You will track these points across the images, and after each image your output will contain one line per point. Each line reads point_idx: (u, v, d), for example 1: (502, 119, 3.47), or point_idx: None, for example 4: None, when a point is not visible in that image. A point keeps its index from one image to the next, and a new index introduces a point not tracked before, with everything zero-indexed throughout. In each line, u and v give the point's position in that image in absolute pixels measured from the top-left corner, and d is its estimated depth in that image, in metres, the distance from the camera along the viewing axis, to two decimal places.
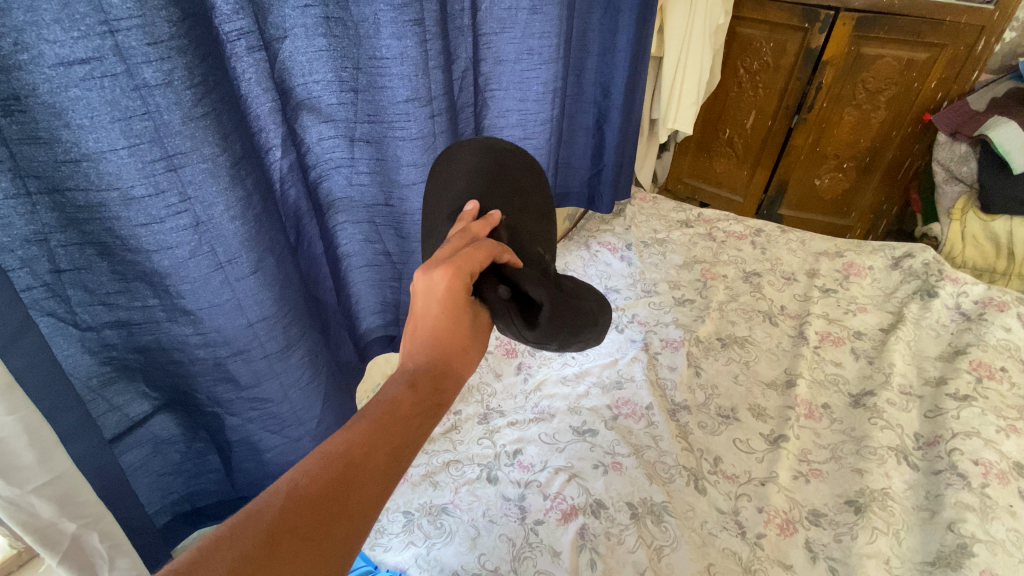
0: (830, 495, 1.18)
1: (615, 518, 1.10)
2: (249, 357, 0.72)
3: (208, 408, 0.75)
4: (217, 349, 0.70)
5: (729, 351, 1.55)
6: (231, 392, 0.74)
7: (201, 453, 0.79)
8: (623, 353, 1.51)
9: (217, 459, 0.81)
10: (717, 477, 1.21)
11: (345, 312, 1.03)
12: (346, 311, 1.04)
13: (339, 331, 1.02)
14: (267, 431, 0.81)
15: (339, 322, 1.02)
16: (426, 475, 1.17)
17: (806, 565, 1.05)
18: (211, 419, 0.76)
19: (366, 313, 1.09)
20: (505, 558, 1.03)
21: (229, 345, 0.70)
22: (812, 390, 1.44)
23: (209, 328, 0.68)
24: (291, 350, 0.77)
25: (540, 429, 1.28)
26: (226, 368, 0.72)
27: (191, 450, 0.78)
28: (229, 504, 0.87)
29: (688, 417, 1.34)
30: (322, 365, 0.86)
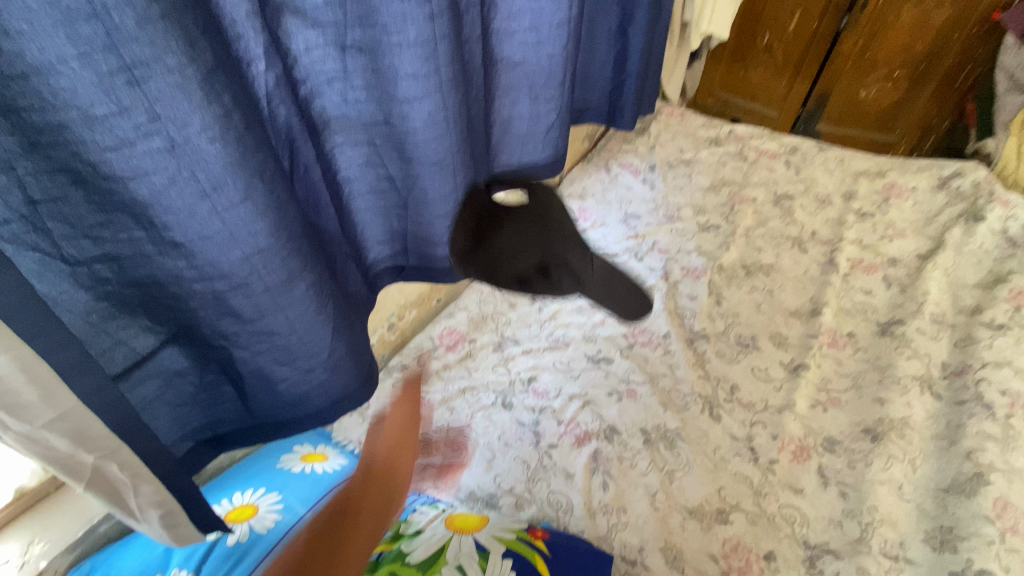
0: (848, 424, 1.15)
1: (628, 443, 1.11)
2: (250, 292, 0.61)
3: (214, 341, 0.66)
4: (215, 281, 0.59)
5: (753, 280, 1.48)
6: (236, 326, 0.64)
7: (216, 384, 0.73)
8: (641, 282, 1.46)
9: (232, 390, 0.74)
10: (732, 405, 1.19)
11: (351, 247, 0.93)
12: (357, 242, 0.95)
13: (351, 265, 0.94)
14: (279, 364, 0.70)
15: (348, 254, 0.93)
16: (442, 401, 1.19)
17: (817, 490, 1.04)
18: (218, 352, 0.68)
19: (373, 243, 0.98)
20: (520, 479, 1.06)
21: (228, 279, 0.59)
22: (837, 319, 1.40)
23: (204, 261, 0.57)
24: (295, 279, 0.64)
25: (554, 358, 1.28)
26: (227, 302, 0.61)
27: (204, 381, 0.72)
28: (253, 435, 0.81)
29: (706, 346, 1.31)
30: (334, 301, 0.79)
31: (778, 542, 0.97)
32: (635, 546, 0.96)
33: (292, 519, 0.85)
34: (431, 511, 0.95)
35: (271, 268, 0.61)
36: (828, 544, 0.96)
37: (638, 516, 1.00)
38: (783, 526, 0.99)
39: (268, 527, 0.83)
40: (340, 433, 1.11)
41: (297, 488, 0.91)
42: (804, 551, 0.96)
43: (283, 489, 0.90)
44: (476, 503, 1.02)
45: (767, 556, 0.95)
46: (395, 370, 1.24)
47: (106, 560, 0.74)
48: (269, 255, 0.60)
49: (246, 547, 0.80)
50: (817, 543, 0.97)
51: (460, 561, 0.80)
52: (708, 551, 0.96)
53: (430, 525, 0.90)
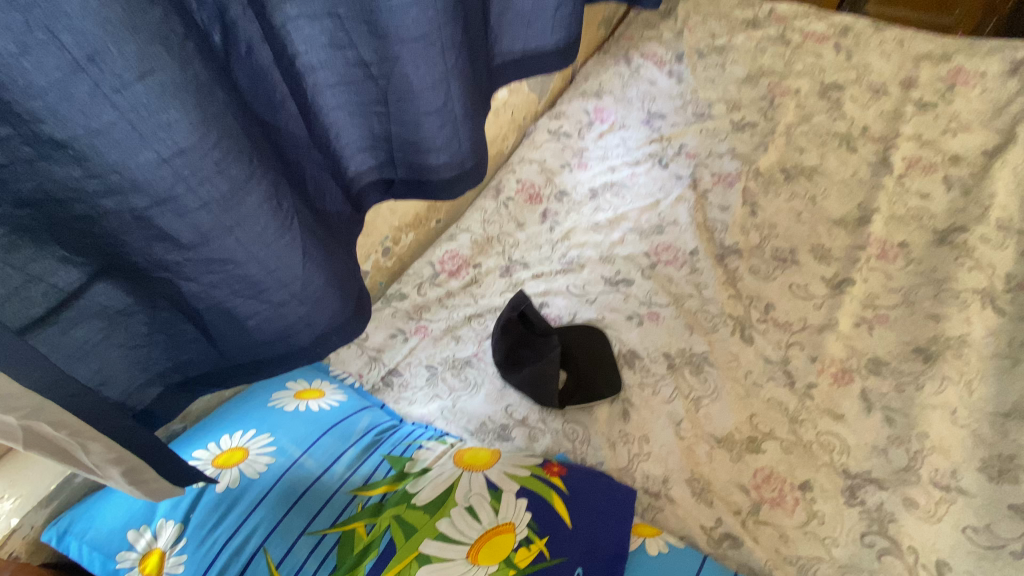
0: (896, 343, 1.03)
1: (650, 369, 1.01)
2: (182, 208, 0.46)
3: (151, 272, 0.52)
4: (128, 196, 0.44)
5: (793, 186, 1.30)
6: (175, 253, 0.50)
7: (172, 321, 0.59)
8: (666, 193, 1.30)
9: (194, 328, 0.61)
10: (767, 326, 1.08)
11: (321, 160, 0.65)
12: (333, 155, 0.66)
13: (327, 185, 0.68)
14: (241, 298, 0.56)
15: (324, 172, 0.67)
16: (447, 330, 1.09)
17: (860, 416, 0.95)
18: (161, 286, 0.54)
19: (351, 152, 0.68)
20: (533, 409, 0.97)
21: (147, 192, 0.44)
22: (888, 228, 1.23)
23: (105, 168, 0.41)
24: (246, 192, 0.48)
25: (567, 281, 1.16)
26: (153, 223, 0.46)
27: (157, 319, 0.58)
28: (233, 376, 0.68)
29: (739, 262, 1.17)
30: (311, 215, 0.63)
31: (814, 471, 0.90)
32: (658, 477, 0.89)
33: (285, 461, 0.78)
34: (439, 446, 0.86)
35: (212, 184, 0.45)
36: (871, 473, 0.88)
37: (662, 447, 0.92)
38: (821, 455, 0.91)
39: (259, 471, 0.76)
40: (337, 366, 1.02)
41: (290, 428, 0.83)
42: (844, 480, 0.88)
43: (275, 430, 0.83)
44: (487, 436, 0.93)
45: (802, 486, 0.88)
46: (394, 299, 1.12)
47: (85, 513, 0.71)
48: (205, 164, 0.44)
49: (236, 493, 0.74)
50: (858, 471, 0.89)
51: (469, 502, 0.73)
52: (738, 482, 0.89)
53: (438, 463, 0.82)
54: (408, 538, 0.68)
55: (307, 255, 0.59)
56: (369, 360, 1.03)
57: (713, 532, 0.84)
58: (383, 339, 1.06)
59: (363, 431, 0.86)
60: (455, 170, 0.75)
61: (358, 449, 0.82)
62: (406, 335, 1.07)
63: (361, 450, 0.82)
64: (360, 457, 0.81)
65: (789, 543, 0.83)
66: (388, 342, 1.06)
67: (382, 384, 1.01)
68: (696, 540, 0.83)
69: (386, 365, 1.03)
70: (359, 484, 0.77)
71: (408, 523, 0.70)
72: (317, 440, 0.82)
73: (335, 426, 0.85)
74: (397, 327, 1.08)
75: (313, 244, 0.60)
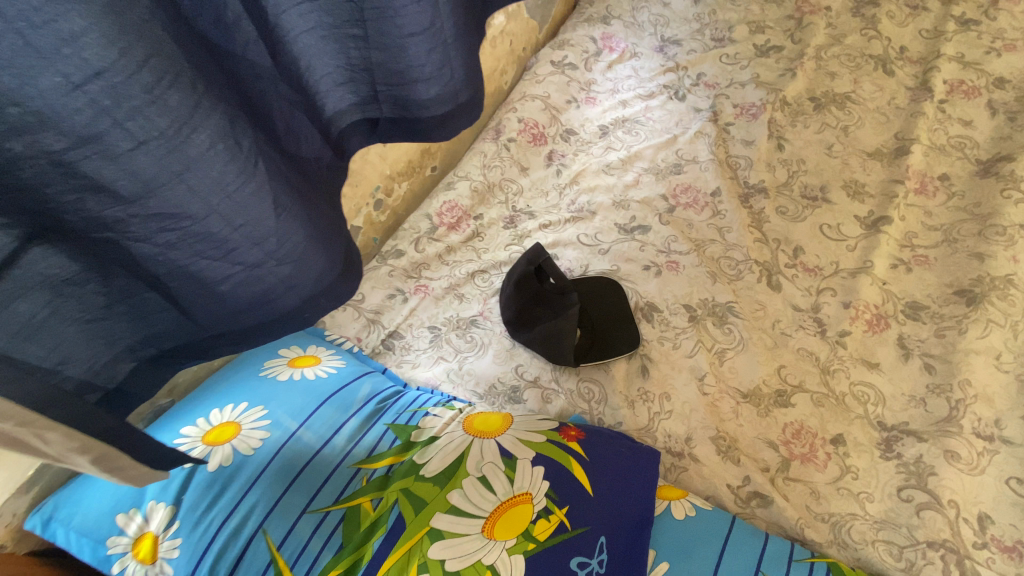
0: (936, 286, 0.95)
1: (670, 322, 0.94)
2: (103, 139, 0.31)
3: (91, 230, 0.36)
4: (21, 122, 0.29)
5: (824, 116, 1.18)
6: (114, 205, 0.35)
7: (133, 291, 0.43)
8: (684, 128, 1.20)
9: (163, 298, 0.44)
10: (795, 271, 0.99)
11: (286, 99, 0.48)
12: (302, 92, 0.49)
13: (300, 134, 0.52)
14: (216, 263, 0.42)
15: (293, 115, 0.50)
16: (450, 288, 1.01)
17: (897, 364, 0.88)
18: (109, 250, 0.38)
19: (327, 86, 0.50)
20: (545, 368, 0.90)
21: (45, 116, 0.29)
22: (928, 159, 1.11)
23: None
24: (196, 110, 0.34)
25: (577, 230, 1.06)
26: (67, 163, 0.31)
27: (115, 290, 0.41)
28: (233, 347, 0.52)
29: (765, 203, 1.08)
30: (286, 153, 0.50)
31: (847, 424, 0.84)
32: (681, 436, 0.84)
33: (281, 435, 0.72)
34: (447, 413, 0.80)
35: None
36: (908, 425, 0.83)
37: (684, 404, 0.86)
38: (854, 407, 0.85)
39: (254, 447, 0.71)
40: (333, 331, 0.95)
41: (285, 400, 0.77)
42: (879, 433, 0.83)
43: (268, 401, 0.76)
44: (498, 398, 0.87)
45: (835, 441, 0.83)
46: (391, 257, 1.04)
47: (70, 499, 0.68)
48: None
49: (231, 471, 0.68)
50: (894, 423, 0.83)
51: (482, 472, 0.67)
52: (766, 438, 0.84)
53: (446, 430, 0.76)
54: (418, 513, 0.64)
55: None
56: (366, 323, 0.96)
57: (740, 491, 0.79)
58: (380, 300, 0.98)
59: (364, 400, 0.80)
60: (450, 104, 0.58)
61: (360, 420, 0.76)
62: (405, 296, 0.99)
63: (363, 421, 0.76)
64: (362, 428, 0.75)
65: (821, 500, 0.79)
66: (386, 303, 0.98)
67: (382, 347, 0.94)
68: (722, 499, 0.79)
69: (386, 327, 0.96)
70: (363, 456, 0.71)
71: (417, 497, 0.65)
72: (315, 412, 0.75)
73: (333, 395, 0.79)
74: (395, 287, 1.00)
75: (287, 192, 0.48)
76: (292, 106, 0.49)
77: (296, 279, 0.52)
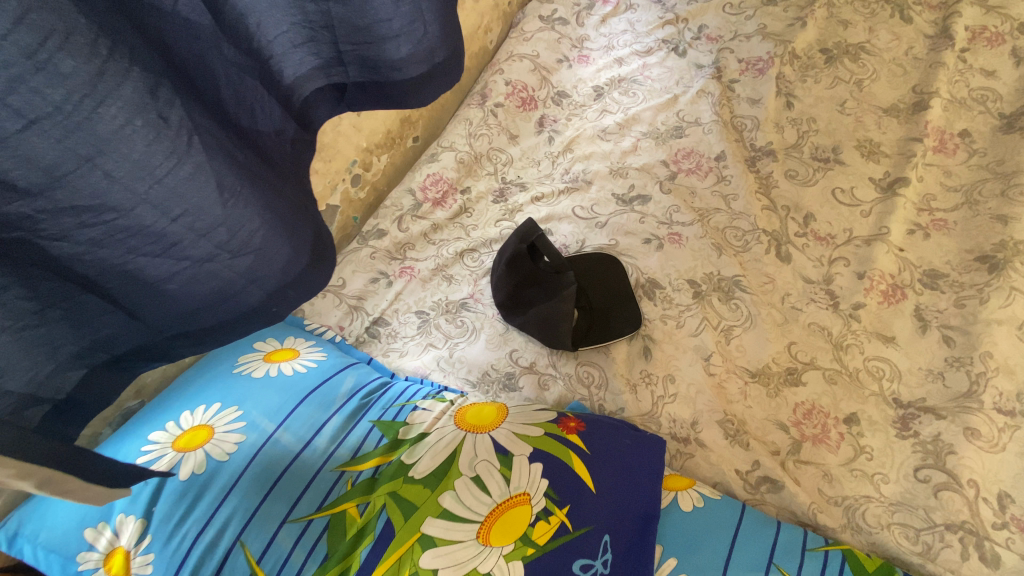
0: (955, 252, 0.89)
1: (673, 299, 0.88)
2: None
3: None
4: None
5: (836, 69, 1.09)
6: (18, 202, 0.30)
7: (73, 295, 0.36)
8: (685, 87, 1.11)
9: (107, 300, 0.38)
10: (806, 240, 0.93)
11: (235, 62, 0.39)
12: (253, 54, 0.40)
13: (252, 106, 0.41)
14: (152, 259, 0.37)
15: (244, 84, 0.40)
16: (437, 270, 0.94)
17: (913, 337, 0.83)
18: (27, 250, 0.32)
19: (280, 51, 0.40)
20: (542, 353, 0.85)
21: None
22: (947, 114, 1.03)
23: None
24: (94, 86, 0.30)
25: (572, 202, 0.99)
26: None
27: (50, 294, 0.35)
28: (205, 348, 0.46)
29: (773, 166, 1.00)
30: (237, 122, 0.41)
31: (862, 402, 0.80)
32: (687, 420, 0.79)
33: (258, 438, 0.67)
34: (437, 406, 0.74)
35: (33, 89, 0.28)
36: (926, 401, 0.78)
37: (689, 386, 0.81)
38: (869, 384, 0.81)
39: (228, 451, 0.66)
40: (313, 319, 0.88)
41: (261, 399, 0.72)
42: (895, 411, 0.78)
43: (243, 401, 0.71)
44: (492, 386, 0.82)
45: (848, 420, 0.79)
46: (372, 237, 0.96)
47: (35, 514, 0.63)
48: (6, 53, 0.26)
49: (206, 480, 0.63)
50: (911, 400, 0.79)
51: (476, 471, 0.63)
52: (776, 419, 0.80)
53: (437, 426, 0.71)
54: (408, 518, 0.59)
55: (228, 189, 0.40)
56: (348, 310, 0.89)
57: (749, 476, 0.75)
58: (363, 285, 0.92)
59: (347, 394, 0.74)
60: (429, 65, 0.50)
61: (343, 417, 0.71)
62: (389, 279, 0.93)
63: (346, 418, 0.71)
64: (345, 426, 0.70)
65: (834, 483, 0.75)
66: (369, 288, 0.92)
67: (367, 336, 0.88)
68: (731, 486, 0.75)
69: (370, 314, 0.89)
70: (347, 458, 0.66)
71: (406, 501, 0.61)
72: (294, 411, 0.70)
73: (313, 391, 0.73)
74: (379, 271, 0.93)
75: (236, 169, 0.41)
76: (242, 72, 0.40)
77: (258, 271, 0.44)
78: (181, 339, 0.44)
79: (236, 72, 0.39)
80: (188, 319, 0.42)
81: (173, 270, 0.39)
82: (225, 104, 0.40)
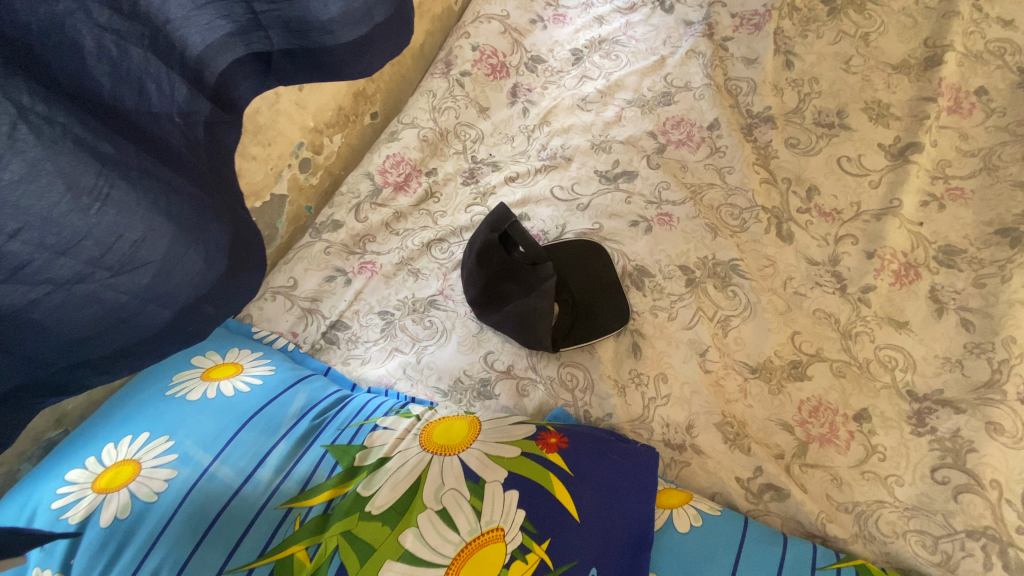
0: (973, 225, 0.80)
1: (664, 289, 0.79)
2: None
3: None
4: None
5: (840, 22, 0.97)
6: None
7: None
8: (673, 47, 1.00)
9: None
10: (809, 216, 0.84)
11: (111, 27, 0.29)
12: (139, 17, 0.30)
13: (141, 80, 0.32)
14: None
15: (130, 54, 0.31)
16: (402, 264, 0.84)
17: (928, 322, 0.75)
18: None
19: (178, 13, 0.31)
20: (521, 354, 0.76)
21: None
22: (961, 70, 0.91)
23: None
24: None
25: (550, 182, 0.89)
26: None
27: None
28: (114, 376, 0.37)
29: (772, 134, 0.90)
30: (116, 103, 0.31)
31: (873, 397, 0.72)
32: (681, 424, 0.71)
33: (190, 472, 0.58)
34: (401, 424, 0.66)
35: None
36: (942, 394, 0.71)
37: (684, 386, 0.73)
38: (880, 375, 0.73)
39: (156, 491, 0.56)
40: (262, 326, 0.79)
41: (196, 425, 0.63)
42: (910, 405, 0.71)
43: (175, 429, 0.62)
44: (465, 395, 0.73)
45: (858, 417, 0.71)
46: (326, 230, 0.86)
47: None
48: None
49: (129, 525, 0.54)
50: (926, 393, 0.72)
51: (442, 504, 0.54)
52: (780, 419, 0.72)
53: (399, 448, 0.62)
54: (364, 563, 0.50)
55: (87, 189, 0.30)
56: (302, 314, 0.80)
57: (751, 484, 0.68)
58: (317, 285, 0.82)
59: (297, 414, 0.66)
60: (370, 26, 0.40)
61: (290, 443, 0.62)
62: (348, 277, 0.83)
63: (294, 444, 0.62)
64: (293, 454, 0.61)
65: (844, 488, 0.68)
66: (325, 288, 0.82)
67: (324, 343, 0.79)
68: (731, 496, 0.67)
69: (326, 317, 0.80)
70: (295, 492, 0.58)
71: (363, 542, 0.52)
72: (233, 438, 0.61)
73: (257, 412, 0.64)
74: (335, 268, 0.83)
75: (97, 162, 0.30)
76: (121, 39, 0.30)
77: (157, 287, 0.34)
78: (81, 369, 0.34)
79: (112, 40, 0.30)
80: (71, 353, 0.33)
81: (33, 297, 0.29)
82: (99, 82, 0.30)
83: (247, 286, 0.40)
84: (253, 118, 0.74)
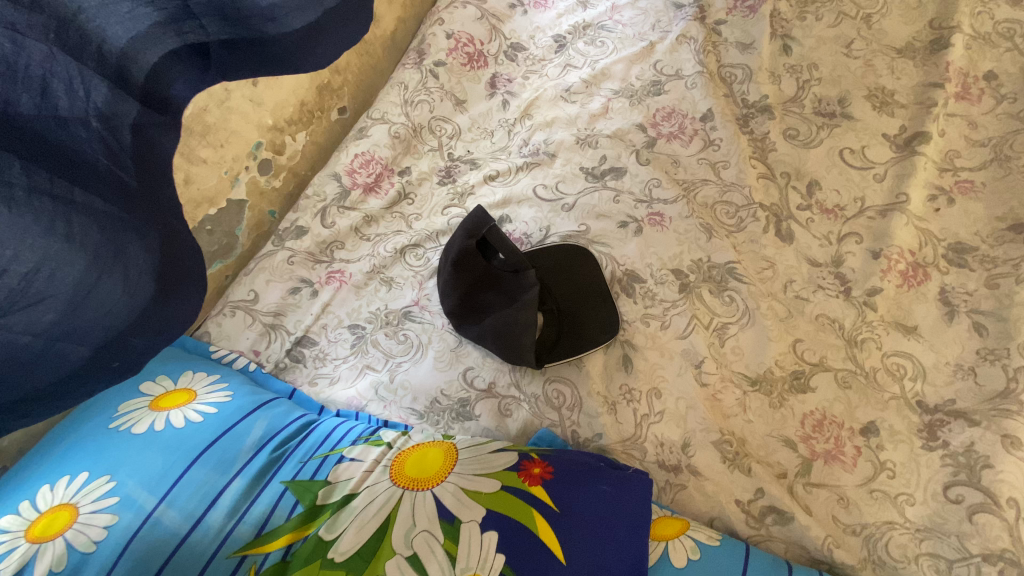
0: (984, 220, 0.75)
1: (656, 295, 0.74)
2: None
3: None
4: None
5: (841, 2, 0.91)
6: None
7: None
8: (663, 32, 0.93)
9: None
10: (810, 214, 0.78)
11: (8, 22, 0.31)
12: (38, 8, 0.33)
13: (44, 78, 0.34)
14: None
15: (29, 49, 0.33)
16: (373, 272, 0.78)
17: (938, 327, 0.70)
18: None
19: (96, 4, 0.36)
20: (503, 370, 0.70)
21: None
22: (970, 53, 0.85)
23: None
24: None
25: (533, 180, 0.82)
26: None
27: None
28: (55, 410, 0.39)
29: (769, 124, 0.84)
30: (11, 105, 0.32)
31: (881, 409, 0.67)
32: (677, 443, 0.66)
33: (134, 518, 0.52)
34: (370, 453, 0.60)
35: None
36: (955, 404, 0.66)
37: (679, 401, 0.68)
38: (888, 385, 0.68)
39: (95, 541, 0.50)
40: (220, 345, 0.73)
41: (142, 463, 0.56)
42: (920, 418, 0.66)
43: (117, 467, 0.56)
44: (442, 416, 0.67)
45: (865, 431, 0.66)
46: (290, 237, 0.80)
47: None
48: None
49: None
50: (937, 404, 0.67)
51: (413, 549, 0.49)
52: (782, 435, 0.67)
53: (367, 483, 0.56)
54: None
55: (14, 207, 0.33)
56: (264, 330, 0.74)
57: (752, 508, 0.63)
58: (280, 298, 0.76)
59: (255, 446, 0.60)
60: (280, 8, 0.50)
61: (247, 480, 0.56)
62: (314, 288, 0.77)
63: (251, 482, 0.56)
64: (250, 492, 0.55)
65: (850, 509, 0.63)
66: (289, 301, 0.76)
67: (289, 361, 0.73)
68: (731, 522, 0.63)
69: (291, 334, 0.74)
70: (250, 538, 0.52)
71: None
72: (182, 476, 0.55)
73: (210, 445, 0.58)
74: (300, 279, 0.77)
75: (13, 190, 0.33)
76: (18, 33, 0.32)
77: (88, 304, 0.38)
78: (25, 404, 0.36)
79: (9, 34, 0.32)
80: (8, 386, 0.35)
81: None
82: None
83: (180, 306, 0.44)
84: (200, 118, 0.68)
